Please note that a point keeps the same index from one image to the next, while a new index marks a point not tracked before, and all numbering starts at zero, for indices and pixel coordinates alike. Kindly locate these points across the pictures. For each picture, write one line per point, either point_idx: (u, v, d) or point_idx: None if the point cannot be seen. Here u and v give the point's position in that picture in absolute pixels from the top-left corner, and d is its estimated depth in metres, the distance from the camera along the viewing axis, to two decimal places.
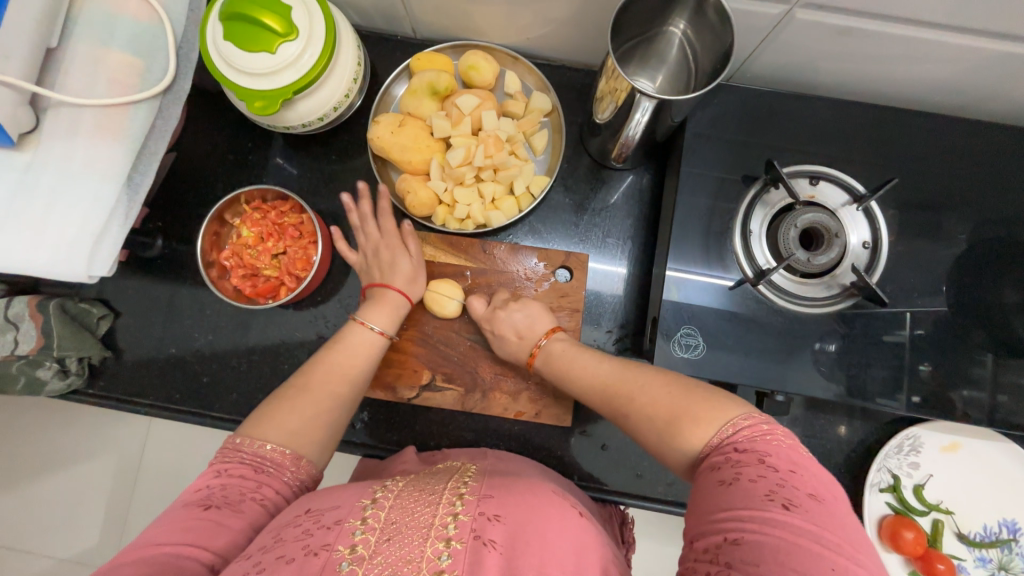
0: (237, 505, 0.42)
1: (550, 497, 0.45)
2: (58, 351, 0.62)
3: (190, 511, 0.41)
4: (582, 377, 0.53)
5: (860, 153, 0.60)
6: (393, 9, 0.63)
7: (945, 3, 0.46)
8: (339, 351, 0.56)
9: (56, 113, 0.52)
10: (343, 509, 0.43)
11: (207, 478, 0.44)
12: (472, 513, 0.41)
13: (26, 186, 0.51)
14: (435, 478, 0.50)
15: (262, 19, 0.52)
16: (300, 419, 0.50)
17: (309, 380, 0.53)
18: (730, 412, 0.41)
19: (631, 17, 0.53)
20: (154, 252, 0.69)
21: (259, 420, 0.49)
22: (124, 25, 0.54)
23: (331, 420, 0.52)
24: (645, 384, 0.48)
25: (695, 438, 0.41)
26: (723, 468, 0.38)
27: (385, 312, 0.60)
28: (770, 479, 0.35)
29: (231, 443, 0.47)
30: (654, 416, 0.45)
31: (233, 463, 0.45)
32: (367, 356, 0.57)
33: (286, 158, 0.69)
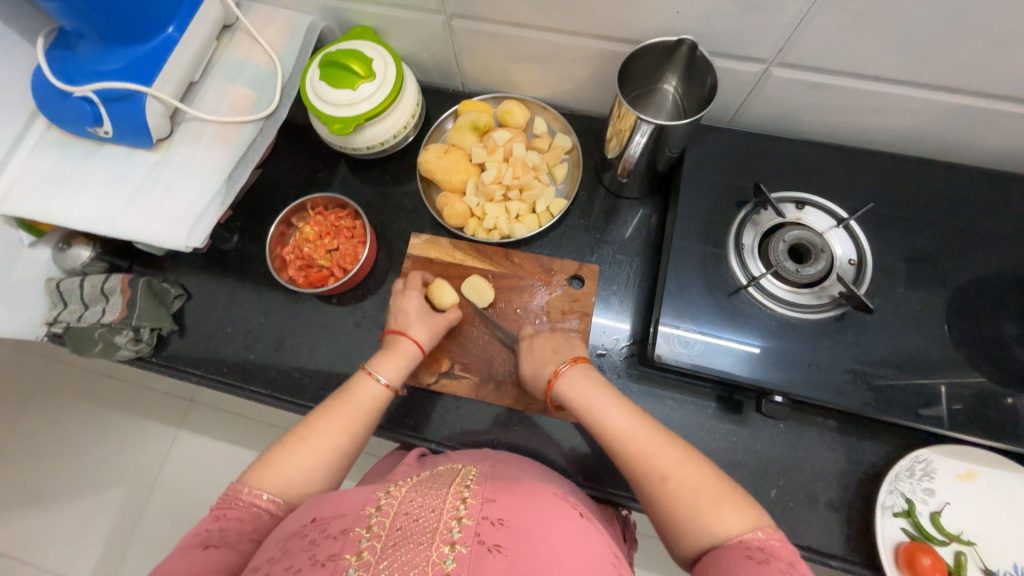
0: (234, 545, 0.48)
1: (549, 502, 0.49)
2: (136, 321, 0.73)
3: (191, 553, 0.46)
4: (607, 418, 0.53)
5: (842, 188, 0.68)
6: (449, 67, 0.80)
7: (895, 61, 0.57)
8: (343, 404, 0.59)
9: (187, 125, 0.68)
10: (348, 517, 0.48)
11: (207, 523, 0.49)
12: (475, 518, 0.46)
13: (153, 178, 0.66)
14: (437, 480, 0.54)
15: (350, 65, 0.68)
16: (296, 473, 0.53)
17: (311, 433, 0.56)
18: (759, 517, 0.44)
19: (635, 71, 0.66)
20: (229, 246, 0.81)
21: (260, 469, 0.53)
22: (248, 68, 0.71)
23: (326, 472, 0.55)
24: (685, 457, 0.48)
25: (727, 526, 0.43)
26: (755, 551, 0.40)
27: (393, 363, 0.63)
28: (797, 575, 0.38)
29: (233, 487, 0.52)
30: (687, 486, 0.46)
31: (230, 508, 0.50)
32: (372, 407, 0.60)
33: (349, 176, 0.83)
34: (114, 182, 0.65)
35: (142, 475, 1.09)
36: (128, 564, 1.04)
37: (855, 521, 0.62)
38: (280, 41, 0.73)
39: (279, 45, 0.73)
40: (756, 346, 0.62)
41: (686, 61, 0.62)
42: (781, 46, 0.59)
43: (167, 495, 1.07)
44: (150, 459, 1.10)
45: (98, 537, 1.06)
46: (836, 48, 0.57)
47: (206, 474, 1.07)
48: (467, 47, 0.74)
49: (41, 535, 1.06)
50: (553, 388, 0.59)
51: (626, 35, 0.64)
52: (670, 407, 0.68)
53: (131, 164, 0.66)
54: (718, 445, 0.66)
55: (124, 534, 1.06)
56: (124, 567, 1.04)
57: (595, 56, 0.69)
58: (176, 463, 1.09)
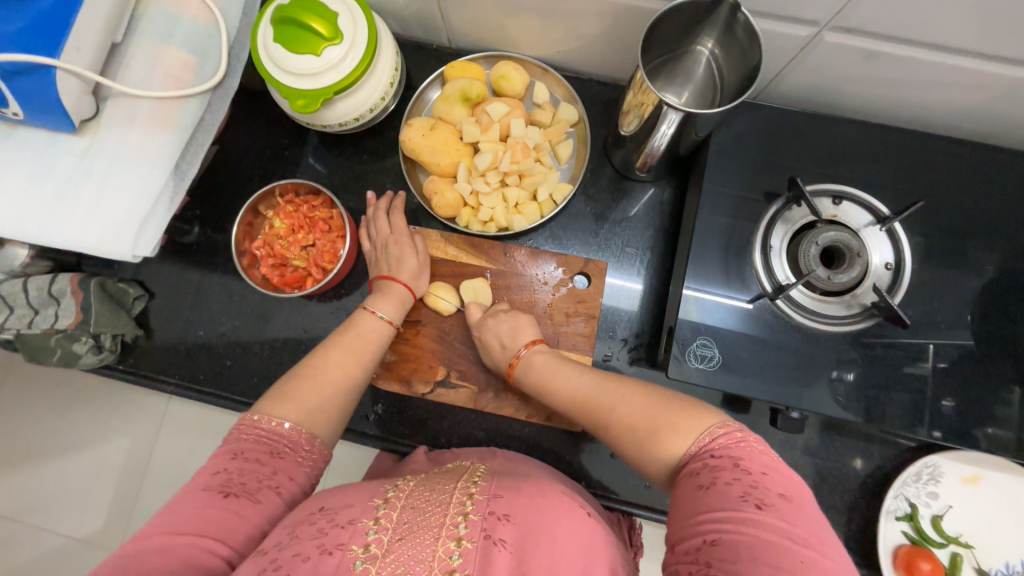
0: (255, 494, 0.42)
1: (558, 498, 0.46)
2: (93, 327, 0.65)
3: (209, 497, 0.41)
4: (560, 392, 0.54)
5: (885, 176, 0.60)
6: (432, 19, 0.67)
7: (976, 31, 0.47)
8: (348, 337, 0.58)
9: (116, 102, 0.56)
10: (356, 508, 0.45)
11: (222, 461, 0.43)
12: (482, 513, 0.43)
13: (83, 169, 0.55)
14: (445, 477, 0.51)
15: (309, 23, 0.55)
16: (316, 398, 0.52)
17: (324, 362, 0.55)
18: (705, 420, 0.42)
19: (662, 34, 0.54)
20: (190, 239, 0.72)
21: (275, 399, 0.50)
22: (182, 24, 0.58)
23: (344, 400, 0.54)
24: (624, 397, 0.49)
25: (672, 449, 0.42)
26: (701, 473, 0.39)
27: (389, 301, 0.62)
28: (745, 481, 0.36)
29: (246, 419, 0.47)
30: (629, 427, 0.46)
31: (247, 444, 0.45)
32: (377, 341, 0.60)
33: (320, 154, 0.72)
34: (38, 175, 0.55)
35: None
36: None
37: (857, 523, 0.62)
38: None
39: None
40: (750, 300, 0.57)
41: (726, 21, 0.51)
42: (841, 8, 0.48)
43: None
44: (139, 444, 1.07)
45: None
46: (909, 12, 0.46)
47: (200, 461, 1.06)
48: None
49: None
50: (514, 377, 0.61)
51: None
52: None
53: (55, 151, 0.55)
54: None
55: None
56: None
57: (610, 11, 0.57)
58: None
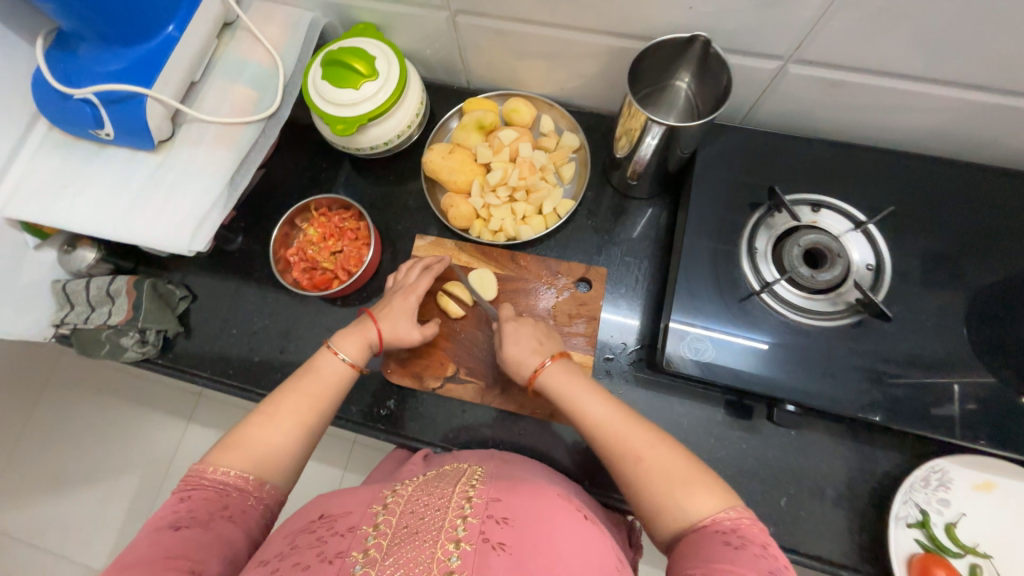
0: (207, 524, 0.45)
1: (556, 504, 0.49)
2: (141, 323, 0.73)
3: (160, 534, 0.43)
4: (585, 412, 0.53)
5: (861, 189, 0.66)
6: (454, 64, 0.78)
7: (920, 58, 0.54)
8: (308, 382, 0.56)
9: (189, 127, 0.67)
10: (356, 515, 0.48)
11: (173, 504, 0.46)
12: (480, 516, 0.45)
13: (156, 180, 0.65)
14: (443, 480, 0.53)
15: (352, 63, 0.66)
16: (264, 448, 0.50)
17: (276, 409, 0.52)
18: (732, 500, 0.45)
19: (647, 68, 0.63)
20: (233, 248, 0.81)
21: (226, 445, 0.50)
22: (249, 67, 0.70)
23: (295, 448, 0.52)
24: (655, 443, 0.49)
25: (699, 507, 0.44)
26: (730, 535, 0.41)
27: (354, 341, 0.60)
28: (772, 560, 0.39)
29: (197, 467, 0.48)
30: (665, 473, 0.46)
31: (197, 489, 0.47)
32: (339, 386, 0.57)
33: (352, 175, 0.82)
34: (114, 186, 0.65)
35: (149, 470, 1.10)
36: None
37: (868, 532, 0.61)
38: (283, 38, 0.71)
39: (281, 43, 0.71)
40: (765, 343, 0.60)
41: (700, 57, 0.60)
42: (800, 42, 0.56)
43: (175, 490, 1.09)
44: (158, 455, 1.11)
45: (108, 530, 1.08)
46: (857, 44, 0.55)
47: None
48: (472, 43, 0.72)
49: (52, 528, 1.08)
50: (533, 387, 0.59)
51: (637, 31, 0.62)
52: (678, 412, 0.67)
53: (133, 166, 0.66)
54: (728, 452, 0.65)
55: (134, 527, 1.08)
56: None
57: (604, 52, 0.67)
58: (183, 459, 1.10)
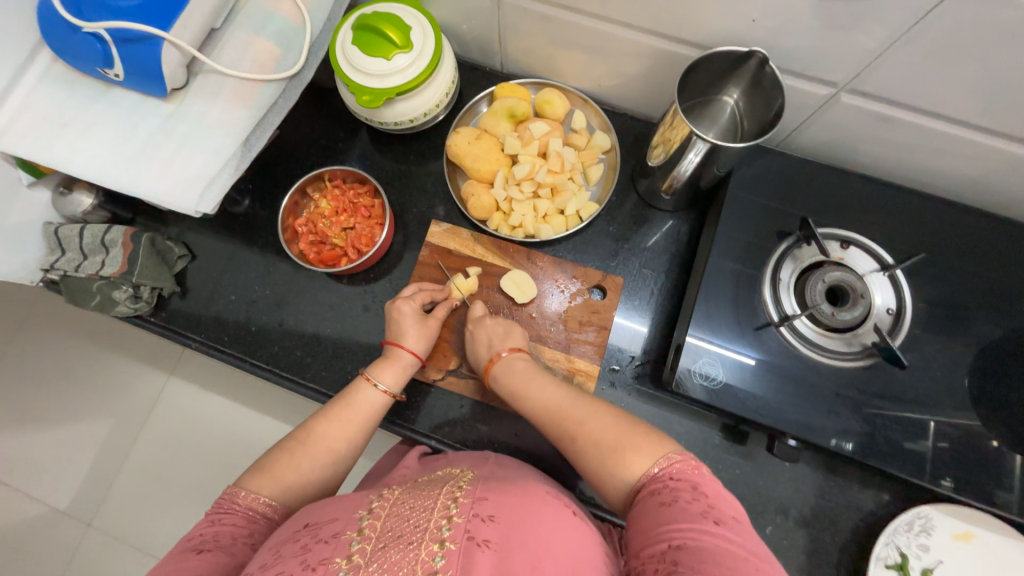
0: (229, 548, 0.45)
1: (541, 503, 0.47)
2: (136, 278, 0.69)
3: (182, 555, 0.43)
4: (530, 395, 0.57)
5: (891, 230, 0.64)
6: (491, 44, 0.75)
7: (978, 105, 0.52)
8: (344, 410, 0.57)
9: (205, 77, 0.63)
10: (341, 522, 0.46)
11: (202, 527, 0.46)
12: (465, 516, 0.44)
13: (165, 131, 0.61)
14: (432, 484, 0.52)
15: (386, 31, 0.62)
16: (295, 476, 0.52)
17: (309, 435, 0.54)
18: (666, 446, 0.46)
19: (696, 77, 0.60)
20: (239, 210, 0.77)
21: (260, 473, 0.51)
22: (275, 21, 0.66)
23: (324, 478, 0.54)
24: (595, 413, 0.51)
25: (636, 467, 0.45)
26: (662, 491, 0.42)
27: (392, 370, 0.62)
28: (703, 500, 0.40)
29: (230, 492, 0.50)
30: (596, 442, 0.49)
31: (227, 512, 0.48)
32: (374, 414, 0.59)
33: (371, 149, 0.79)
34: (124, 131, 0.61)
35: (126, 421, 1.08)
36: (110, 506, 1.05)
37: (846, 567, 0.62)
38: None
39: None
40: (750, 357, 0.60)
41: (753, 75, 0.58)
42: (858, 72, 0.54)
43: (151, 446, 1.07)
44: (137, 408, 1.09)
45: (80, 477, 1.06)
46: (917, 82, 0.53)
47: (193, 433, 1.06)
48: (514, 25, 0.68)
49: (23, 469, 1.06)
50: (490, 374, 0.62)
51: (690, 37, 0.59)
52: (676, 431, 0.67)
53: (142, 112, 0.62)
54: (720, 476, 0.65)
55: (106, 477, 1.06)
56: (105, 510, 1.05)
57: (651, 54, 0.64)
58: (162, 415, 1.08)
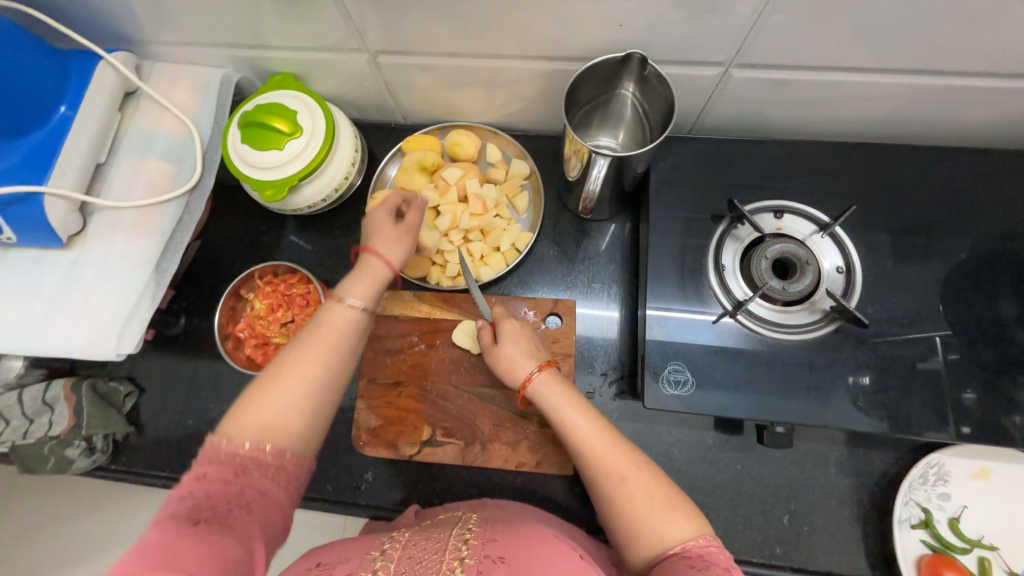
0: (225, 521, 0.40)
1: (551, 536, 0.48)
2: (87, 429, 0.67)
3: (177, 527, 0.39)
4: (575, 426, 0.52)
5: (822, 186, 0.63)
6: (386, 103, 0.74)
7: (862, 48, 0.52)
8: (313, 330, 0.50)
9: (100, 215, 0.61)
10: (353, 562, 0.46)
11: (184, 486, 0.41)
12: (477, 557, 0.45)
13: (71, 279, 0.59)
14: (439, 526, 0.53)
15: (272, 123, 0.61)
16: (276, 418, 0.45)
17: (280, 369, 0.47)
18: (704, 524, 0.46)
19: (586, 87, 0.59)
20: (176, 330, 0.75)
21: (234, 413, 0.45)
22: (160, 139, 0.65)
23: (312, 420, 0.47)
24: (643, 468, 0.48)
25: (678, 532, 0.44)
26: (696, 559, 0.42)
27: (362, 283, 0.55)
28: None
29: (212, 442, 0.44)
30: (646, 492, 0.47)
31: (210, 466, 0.42)
32: (348, 331, 0.52)
33: (296, 235, 0.77)
34: (30, 290, 0.59)
35: None
36: None
37: (874, 537, 0.60)
38: (192, 103, 0.65)
39: (190, 108, 0.65)
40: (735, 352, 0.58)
41: (639, 73, 0.57)
42: (738, 47, 0.53)
43: None
44: None
45: None
46: (797, 42, 0.52)
47: None
48: (401, 81, 0.68)
49: None
50: (526, 393, 0.58)
51: (569, 52, 0.58)
52: (668, 441, 0.65)
53: (44, 267, 0.60)
54: (723, 476, 0.63)
55: None
56: None
57: (540, 75, 0.63)
58: None
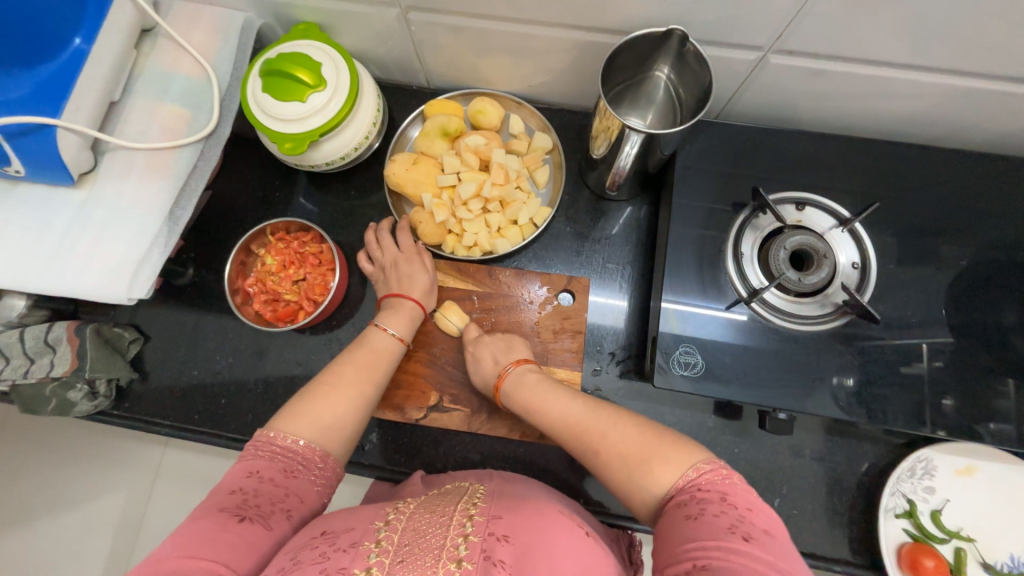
0: (268, 518, 0.43)
1: (558, 517, 0.46)
2: (89, 373, 0.66)
3: (223, 518, 0.41)
4: (547, 410, 0.55)
5: (844, 181, 0.64)
6: (410, 63, 0.72)
7: (907, 44, 0.51)
8: (360, 354, 0.58)
9: (113, 155, 0.60)
10: (358, 531, 0.44)
11: (239, 479, 0.45)
12: (482, 535, 0.42)
13: (81, 219, 0.58)
14: (443, 499, 0.50)
15: (295, 73, 0.59)
16: (329, 418, 0.52)
17: (337, 380, 0.55)
18: (694, 455, 0.45)
19: (620, 64, 0.59)
20: (185, 280, 0.74)
21: (290, 415, 0.51)
22: (177, 81, 0.63)
23: (356, 420, 0.54)
24: (615, 424, 0.50)
25: (661, 477, 0.44)
26: (688, 504, 0.41)
27: (401, 318, 0.63)
28: (731, 514, 0.39)
29: (264, 436, 0.49)
30: (620, 454, 0.48)
31: (263, 462, 0.47)
32: (387, 358, 0.60)
33: (310, 193, 0.75)
34: (37, 227, 0.57)
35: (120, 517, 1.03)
36: None
37: (859, 524, 0.62)
38: (212, 47, 0.63)
39: (210, 52, 0.63)
40: (750, 333, 0.59)
41: (677, 51, 0.56)
42: (780, 32, 0.53)
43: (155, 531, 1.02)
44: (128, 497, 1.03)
45: None
46: (842, 32, 0.51)
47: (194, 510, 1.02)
48: (429, 41, 0.66)
49: None
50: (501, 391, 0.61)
51: (606, 24, 0.57)
52: (668, 421, 0.66)
53: (53, 205, 0.58)
54: (720, 457, 0.65)
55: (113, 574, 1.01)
56: None
57: (575, 47, 0.62)
58: None
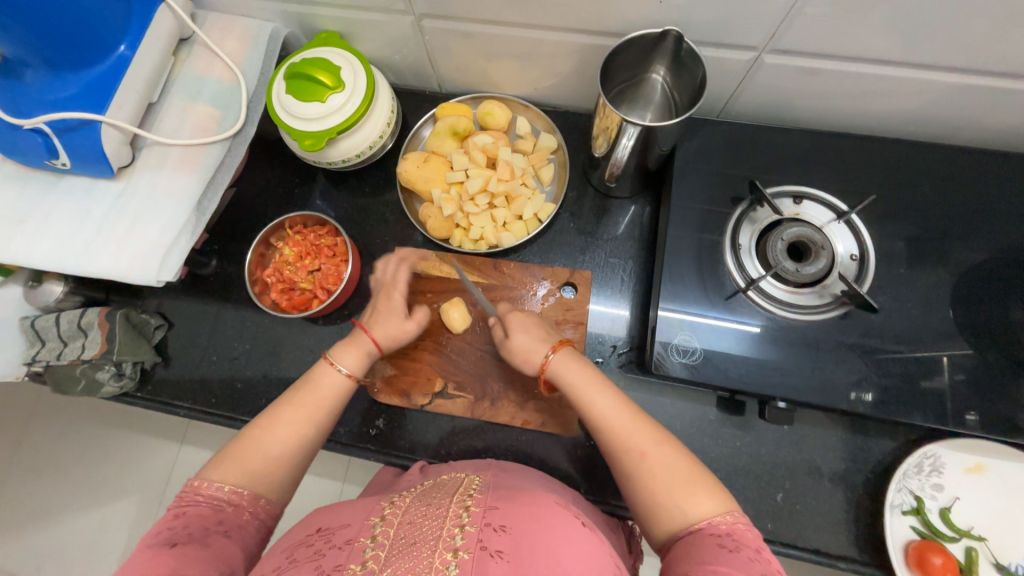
0: (203, 540, 0.43)
1: (555, 506, 0.46)
2: (117, 355, 0.70)
3: (155, 551, 0.41)
4: (591, 405, 0.52)
5: (844, 176, 0.65)
6: (424, 69, 0.76)
7: (897, 41, 0.53)
8: (304, 394, 0.55)
9: (150, 150, 0.65)
10: (353, 527, 0.47)
11: (167, 521, 0.44)
12: (478, 525, 0.43)
13: (117, 209, 0.63)
14: (440, 490, 0.51)
15: (317, 76, 0.64)
16: (259, 461, 0.50)
17: (273, 421, 0.52)
18: (732, 503, 0.45)
19: (618, 66, 0.62)
20: (208, 271, 0.78)
21: (220, 462, 0.49)
22: (209, 84, 0.68)
23: (291, 461, 0.52)
24: (660, 444, 0.49)
25: (699, 510, 0.44)
26: (725, 537, 0.42)
27: (353, 353, 0.59)
28: (765, 564, 0.40)
29: (191, 484, 0.48)
30: (668, 474, 0.47)
31: (190, 505, 0.46)
32: (334, 399, 0.56)
33: (327, 190, 0.80)
34: (77, 217, 0.62)
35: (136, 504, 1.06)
36: None
37: (865, 521, 0.61)
38: (242, 53, 0.69)
39: (240, 57, 0.68)
40: (748, 323, 0.60)
41: (673, 52, 0.58)
42: (773, 32, 0.55)
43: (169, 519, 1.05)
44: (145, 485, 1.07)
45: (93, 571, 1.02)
46: (832, 31, 0.53)
47: None
48: (441, 47, 0.70)
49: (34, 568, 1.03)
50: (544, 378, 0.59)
51: (606, 28, 0.60)
52: (669, 413, 0.67)
53: (93, 195, 0.63)
54: (722, 449, 0.65)
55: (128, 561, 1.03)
56: None
57: (578, 50, 0.65)
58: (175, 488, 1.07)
